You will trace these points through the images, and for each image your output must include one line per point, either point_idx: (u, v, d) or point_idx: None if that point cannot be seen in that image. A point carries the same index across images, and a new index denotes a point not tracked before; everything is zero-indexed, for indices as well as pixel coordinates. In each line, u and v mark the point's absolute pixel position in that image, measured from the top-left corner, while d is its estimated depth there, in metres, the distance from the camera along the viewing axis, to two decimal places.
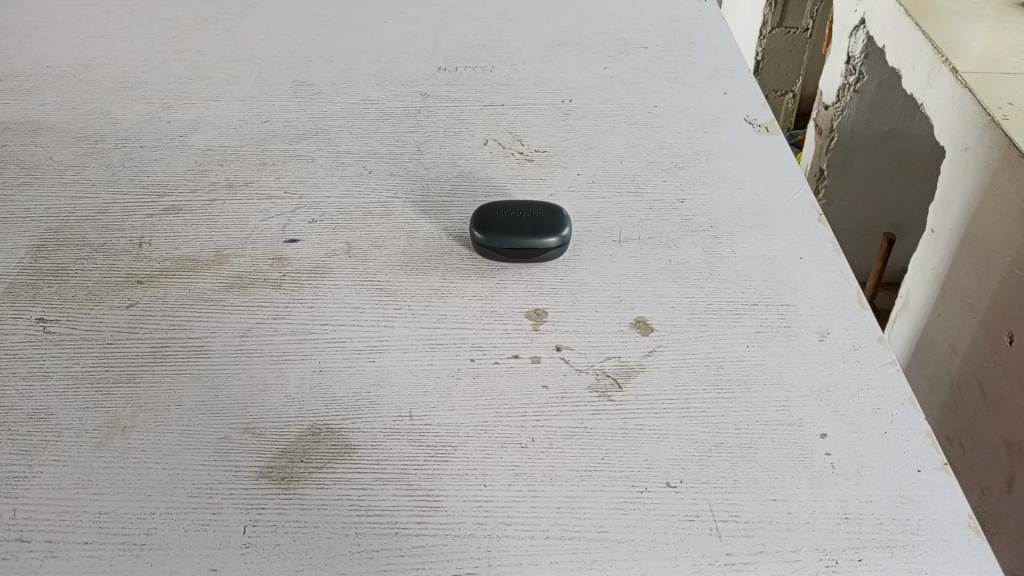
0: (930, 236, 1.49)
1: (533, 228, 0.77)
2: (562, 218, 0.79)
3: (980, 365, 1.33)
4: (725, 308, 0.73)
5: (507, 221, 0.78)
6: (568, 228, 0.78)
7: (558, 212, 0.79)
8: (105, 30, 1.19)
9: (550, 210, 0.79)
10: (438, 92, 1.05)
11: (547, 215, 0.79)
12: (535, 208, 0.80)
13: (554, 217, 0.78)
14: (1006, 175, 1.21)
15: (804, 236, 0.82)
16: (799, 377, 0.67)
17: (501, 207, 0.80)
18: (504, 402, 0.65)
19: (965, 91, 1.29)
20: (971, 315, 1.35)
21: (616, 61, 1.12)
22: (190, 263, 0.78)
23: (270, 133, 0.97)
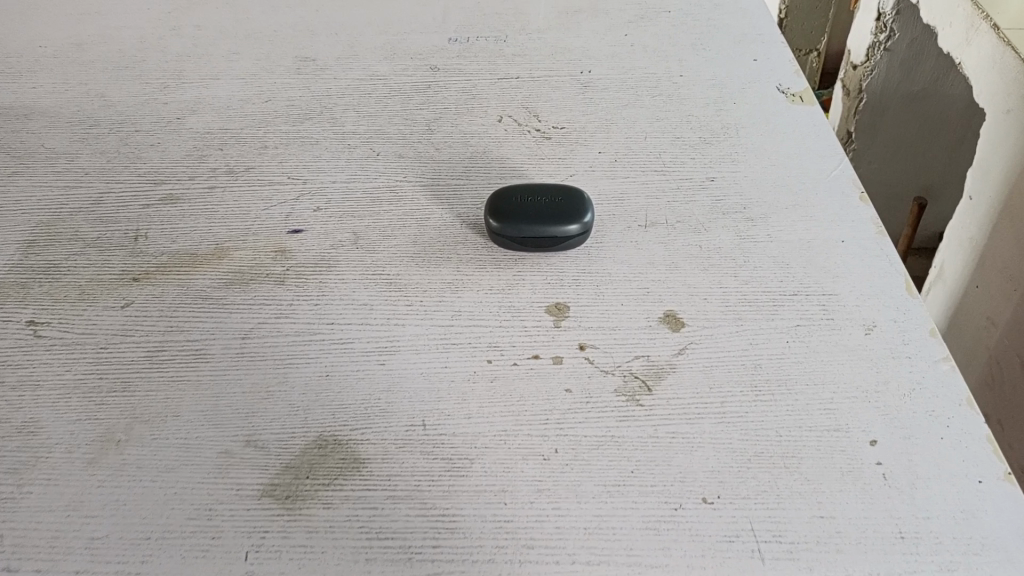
0: (967, 206, 1.42)
1: (554, 216, 0.71)
2: (584, 204, 0.73)
3: (1022, 341, 1.28)
4: (763, 299, 0.68)
5: (526, 208, 0.72)
6: (591, 213, 0.73)
7: (581, 196, 0.74)
8: (100, 5, 1.14)
9: (572, 195, 0.74)
10: (449, 65, 0.99)
11: (568, 200, 0.73)
12: (556, 192, 0.74)
13: (576, 203, 0.73)
14: None
15: (845, 217, 0.75)
16: (843, 377, 0.61)
17: (520, 192, 0.74)
18: (525, 408, 0.60)
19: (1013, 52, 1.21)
20: (1013, 290, 1.29)
21: (637, 28, 1.05)
22: (188, 257, 0.74)
23: (272, 113, 0.92)
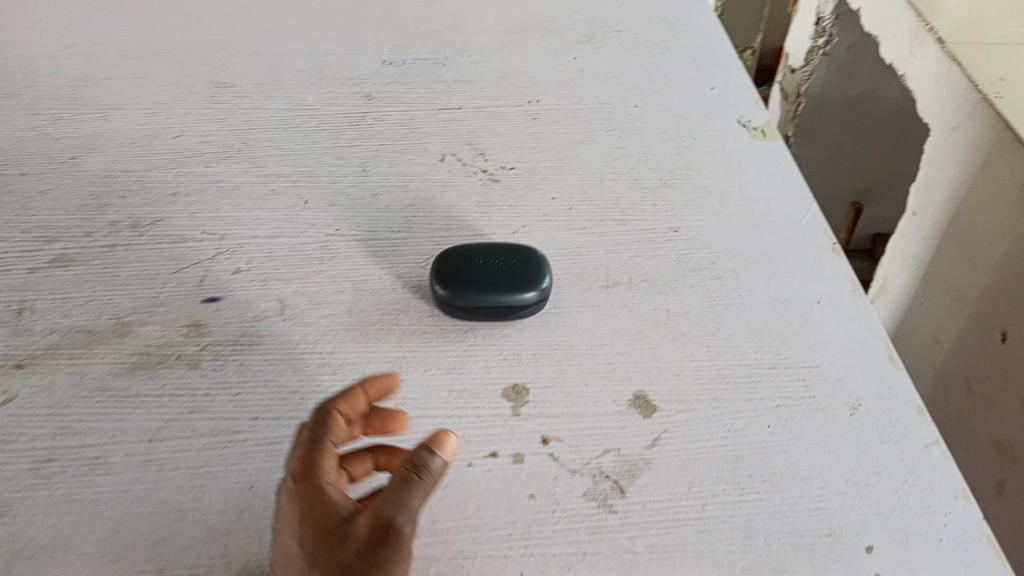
0: (911, 222, 1.34)
1: (504, 282, 0.63)
2: (540, 267, 0.65)
3: (973, 363, 1.19)
4: (739, 374, 0.62)
5: (474, 274, 0.64)
6: (547, 277, 0.65)
7: (537, 258, 0.66)
8: None
9: (526, 256, 0.66)
10: (384, 92, 0.90)
11: (522, 263, 0.65)
12: (508, 253, 0.66)
13: (530, 266, 0.65)
14: (1001, 158, 1.08)
15: (819, 273, 0.69)
16: (831, 468, 0.56)
17: (468, 255, 0.66)
18: (482, 522, 0.53)
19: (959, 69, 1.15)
20: (962, 309, 1.21)
21: (587, 50, 0.98)
22: (83, 336, 0.64)
23: (184, 152, 0.81)
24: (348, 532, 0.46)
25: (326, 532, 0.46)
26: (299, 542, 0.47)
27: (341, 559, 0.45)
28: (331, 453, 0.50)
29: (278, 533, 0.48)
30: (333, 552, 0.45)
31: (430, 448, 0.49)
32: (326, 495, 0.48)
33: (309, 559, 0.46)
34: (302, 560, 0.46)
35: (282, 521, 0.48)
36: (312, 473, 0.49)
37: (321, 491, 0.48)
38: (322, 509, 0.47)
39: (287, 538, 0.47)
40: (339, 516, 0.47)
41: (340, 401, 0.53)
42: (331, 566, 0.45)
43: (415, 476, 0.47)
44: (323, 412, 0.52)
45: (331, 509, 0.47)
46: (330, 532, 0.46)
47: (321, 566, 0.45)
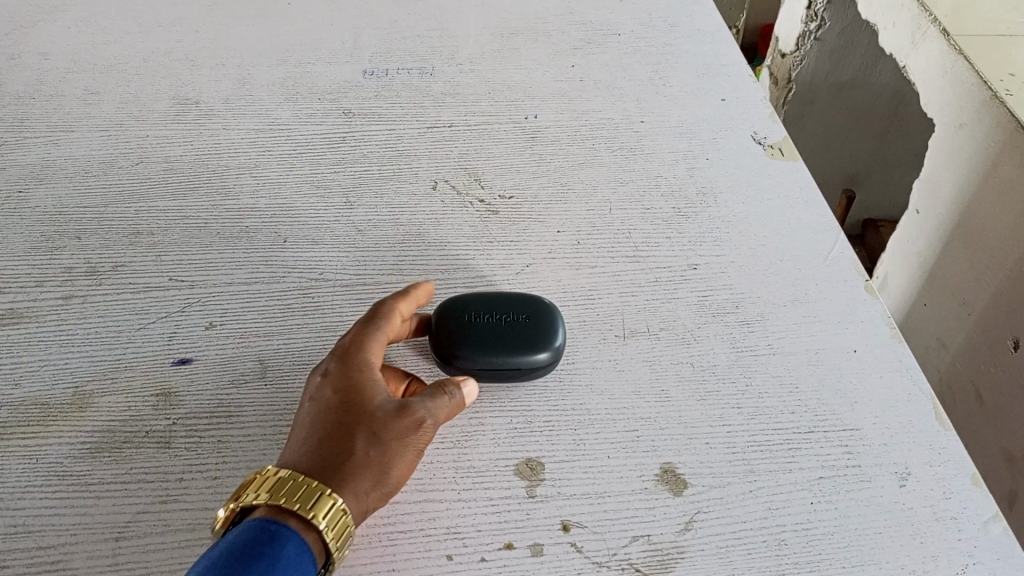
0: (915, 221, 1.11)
1: (514, 342, 0.56)
2: (550, 321, 0.58)
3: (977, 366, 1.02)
4: (774, 441, 0.56)
5: (477, 333, 0.57)
6: (558, 333, 0.58)
7: (546, 309, 0.59)
8: None
9: (534, 308, 0.59)
10: (365, 108, 0.82)
11: (531, 316, 0.58)
12: (513, 303, 0.59)
13: (541, 321, 0.58)
14: (1011, 161, 0.89)
15: (853, 318, 0.64)
16: (884, 553, 0.50)
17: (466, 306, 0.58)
18: None
19: (956, 57, 0.97)
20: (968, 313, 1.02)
21: (585, 56, 0.90)
22: (38, 410, 0.56)
23: (145, 182, 0.73)
24: (386, 408, 0.48)
25: (366, 403, 0.48)
26: (337, 401, 0.48)
27: (377, 425, 0.47)
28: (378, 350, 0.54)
29: (313, 393, 0.50)
30: (367, 420, 0.47)
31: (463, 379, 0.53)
32: (371, 377, 0.50)
33: (343, 420, 0.47)
34: (335, 417, 0.48)
35: (325, 384, 0.50)
36: (364, 357, 0.52)
37: (369, 368, 0.51)
38: (368, 385, 0.50)
39: (322, 398, 0.49)
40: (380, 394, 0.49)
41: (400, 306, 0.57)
42: (361, 432, 0.47)
43: (448, 392, 0.51)
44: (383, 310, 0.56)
45: (375, 388, 0.50)
46: (368, 404, 0.48)
47: (352, 425, 0.47)
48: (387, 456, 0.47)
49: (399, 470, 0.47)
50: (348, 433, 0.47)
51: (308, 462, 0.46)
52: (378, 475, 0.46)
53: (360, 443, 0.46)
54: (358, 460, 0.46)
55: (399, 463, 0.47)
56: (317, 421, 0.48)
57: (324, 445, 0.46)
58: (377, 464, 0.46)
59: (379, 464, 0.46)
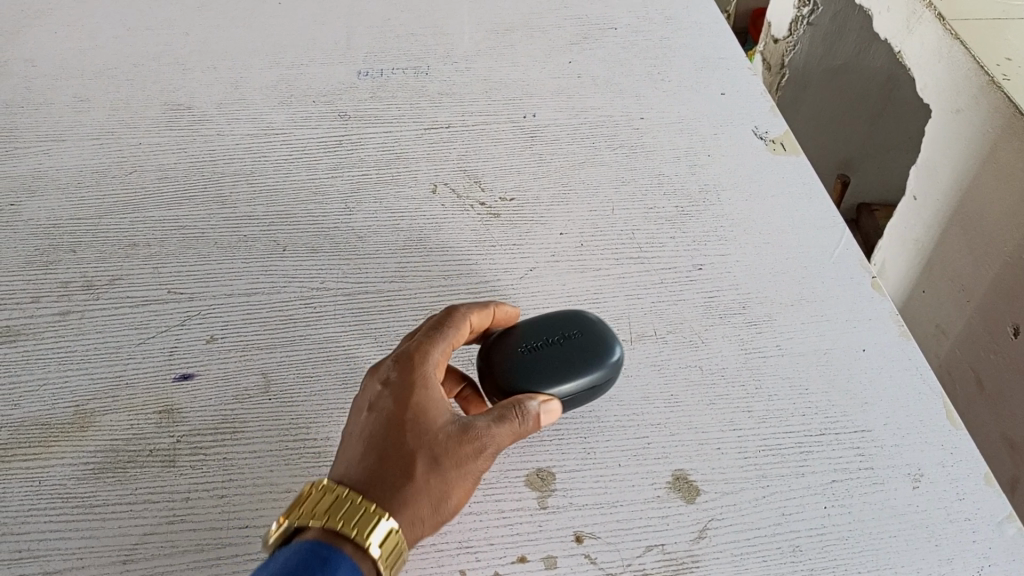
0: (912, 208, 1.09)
1: (570, 365, 0.52)
2: (604, 338, 0.55)
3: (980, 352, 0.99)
4: (786, 444, 0.56)
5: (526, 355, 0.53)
6: (613, 351, 0.55)
7: (598, 326, 0.55)
8: None
9: (585, 325, 0.55)
10: (361, 110, 0.80)
11: (583, 334, 0.55)
12: (563, 322, 0.55)
13: (595, 339, 0.54)
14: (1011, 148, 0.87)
15: (860, 318, 0.64)
16: (899, 556, 0.50)
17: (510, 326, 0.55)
18: None
19: (952, 43, 0.95)
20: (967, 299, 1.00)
21: (581, 52, 0.89)
22: (38, 430, 0.55)
23: (139, 192, 0.72)
24: (451, 430, 0.45)
25: (428, 421, 0.46)
26: (394, 418, 0.46)
27: (439, 450, 0.44)
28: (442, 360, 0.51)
29: (369, 402, 0.47)
30: (430, 442, 0.45)
31: (530, 397, 0.49)
32: (433, 390, 0.48)
33: (402, 439, 0.45)
34: (394, 436, 0.45)
35: (383, 393, 0.47)
36: (427, 368, 0.49)
37: (432, 381, 0.48)
38: (431, 401, 0.47)
39: (378, 411, 0.46)
40: (442, 410, 0.46)
41: (473, 318, 0.54)
42: (422, 455, 0.44)
43: (521, 413, 0.47)
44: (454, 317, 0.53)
45: (437, 403, 0.47)
46: (430, 422, 0.46)
47: (412, 445, 0.44)
48: (446, 482, 0.44)
49: (455, 497, 0.45)
50: (407, 455, 0.44)
51: (363, 484, 0.43)
52: (436, 501, 0.44)
53: (421, 466, 0.44)
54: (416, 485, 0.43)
55: (458, 489, 0.45)
56: (371, 438, 0.45)
57: (380, 466, 0.44)
58: (435, 491, 0.44)
59: (437, 491, 0.44)
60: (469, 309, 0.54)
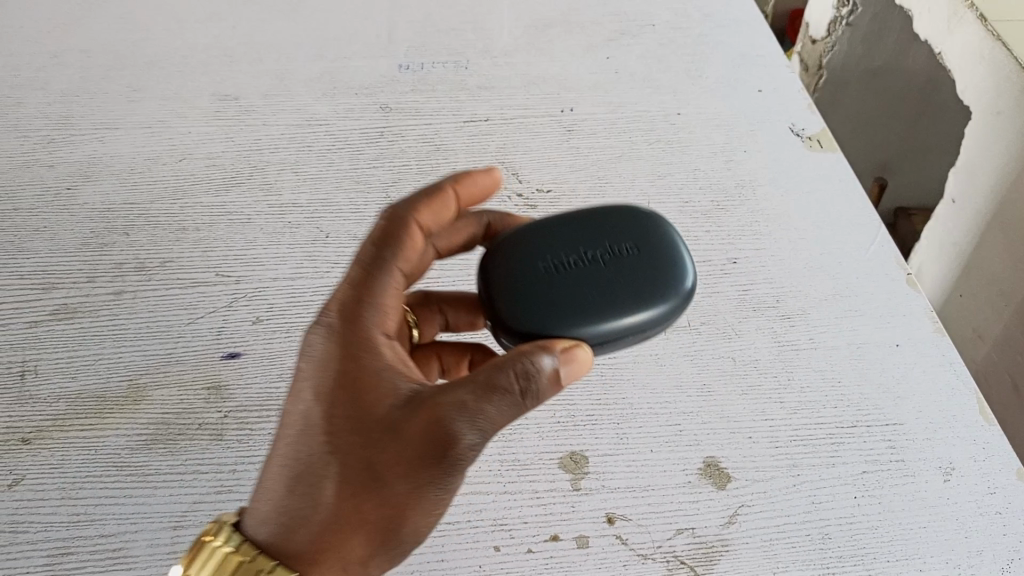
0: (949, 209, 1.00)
1: (636, 288, 0.47)
2: (669, 252, 0.49)
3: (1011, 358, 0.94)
4: (817, 435, 0.56)
5: (577, 276, 0.47)
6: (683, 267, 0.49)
7: (658, 235, 0.49)
8: None
9: (644, 237, 0.49)
10: (403, 103, 0.82)
11: (643, 249, 0.49)
12: (616, 233, 0.49)
13: (658, 254, 0.48)
14: None
15: (895, 313, 0.64)
16: (928, 547, 0.51)
17: (554, 238, 0.49)
18: None
19: (993, 44, 0.89)
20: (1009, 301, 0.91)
21: (619, 48, 0.90)
22: (94, 402, 0.58)
23: (189, 178, 0.74)
24: (394, 426, 0.40)
25: (367, 416, 0.41)
26: (326, 415, 0.42)
27: (371, 458, 0.40)
28: (390, 304, 0.46)
29: (304, 385, 0.43)
30: (368, 447, 0.40)
31: (541, 351, 0.40)
32: (372, 366, 0.42)
33: (337, 442, 0.41)
34: (327, 439, 0.41)
35: (317, 375, 0.43)
36: (366, 336, 0.44)
37: (371, 357, 0.43)
38: (371, 384, 0.42)
39: (311, 403, 0.43)
40: (384, 397, 0.41)
41: (420, 216, 0.48)
42: (360, 463, 0.40)
43: (498, 393, 0.39)
44: (402, 231, 0.47)
45: (381, 386, 0.42)
46: (362, 423, 0.41)
47: (334, 462, 0.41)
48: (390, 489, 0.40)
49: (414, 496, 0.40)
50: (342, 464, 0.41)
51: (297, 499, 0.41)
52: (395, 507, 0.41)
53: (359, 477, 0.40)
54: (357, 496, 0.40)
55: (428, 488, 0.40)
56: (299, 448, 0.42)
57: (313, 478, 0.41)
58: (389, 498, 0.40)
59: (391, 499, 0.40)
60: (419, 204, 0.48)
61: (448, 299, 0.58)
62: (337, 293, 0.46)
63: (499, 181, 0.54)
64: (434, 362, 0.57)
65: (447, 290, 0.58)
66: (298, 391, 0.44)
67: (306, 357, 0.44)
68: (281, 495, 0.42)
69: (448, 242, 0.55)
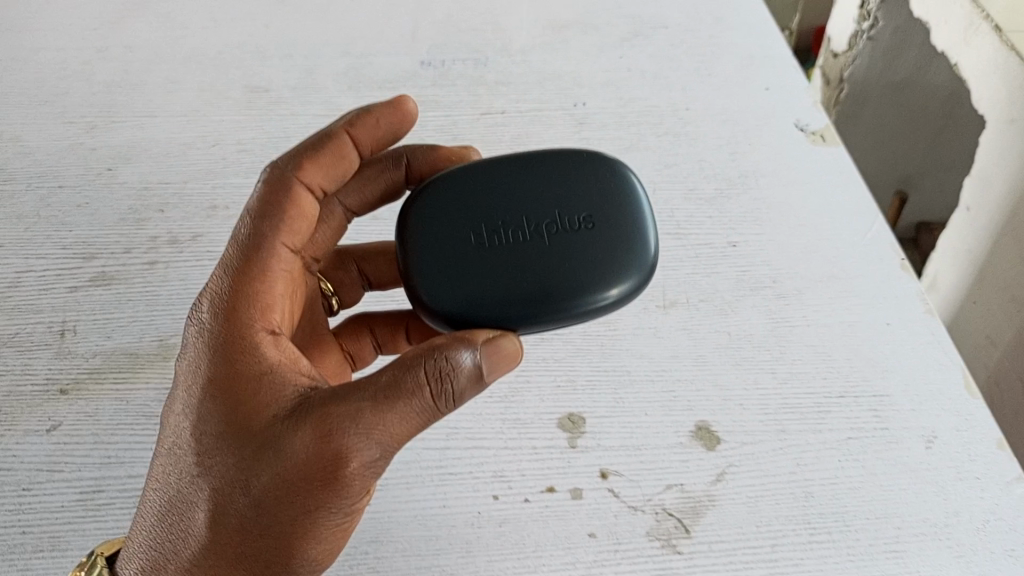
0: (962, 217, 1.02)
1: (594, 267, 0.50)
2: (633, 225, 0.51)
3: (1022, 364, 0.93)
4: (805, 404, 0.59)
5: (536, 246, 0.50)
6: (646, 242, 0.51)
7: (624, 204, 0.51)
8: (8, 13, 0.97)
9: (608, 207, 0.51)
10: (423, 96, 0.87)
11: (606, 220, 0.51)
12: (582, 199, 0.51)
13: (620, 227, 0.51)
14: None
15: (888, 294, 0.66)
16: (907, 509, 0.53)
17: (514, 201, 0.51)
18: (542, 562, 0.51)
19: (1009, 53, 0.89)
20: None
21: (632, 48, 0.93)
22: (126, 359, 0.62)
23: (220, 162, 0.79)
24: (278, 441, 0.41)
25: (251, 427, 0.42)
26: (206, 437, 0.43)
27: (270, 477, 0.41)
28: (276, 289, 0.48)
29: (184, 403, 0.45)
30: (248, 468, 0.41)
31: (455, 349, 0.42)
32: (249, 370, 0.44)
33: (216, 466, 0.42)
34: (207, 462, 0.43)
35: (196, 388, 0.45)
36: (249, 338, 0.45)
37: (254, 360, 0.44)
38: (254, 394, 0.43)
39: (190, 424, 0.44)
40: (270, 405, 0.43)
41: (302, 174, 0.52)
42: (242, 487, 0.41)
43: (397, 396, 0.41)
44: (287, 203, 0.51)
45: (261, 396, 0.43)
46: (253, 438, 0.42)
47: (233, 484, 0.42)
48: (294, 506, 0.41)
49: (318, 511, 0.41)
50: (229, 483, 0.42)
51: (181, 525, 0.43)
52: (278, 536, 0.42)
53: (241, 503, 0.41)
54: (238, 525, 0.42)
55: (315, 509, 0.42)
56: (195, 472, 0.43)
57: (198, 504, 0.43)
58: (270, 526, 0.41)
59: (273, 526, 0.41)
60: (304, 162, 0.52)
61: (365, 252, 0.66)
62: (211, 293, 0.48)
63: (408, 113, 0.58)
64: (366, 330, 0.65)
65: (365, 245, 0.67)
66: (179, 409, 0.45)
67: (187, 366, 0.46)
68: (165, 521, 0.44)
69: (360, 194, 0.63)
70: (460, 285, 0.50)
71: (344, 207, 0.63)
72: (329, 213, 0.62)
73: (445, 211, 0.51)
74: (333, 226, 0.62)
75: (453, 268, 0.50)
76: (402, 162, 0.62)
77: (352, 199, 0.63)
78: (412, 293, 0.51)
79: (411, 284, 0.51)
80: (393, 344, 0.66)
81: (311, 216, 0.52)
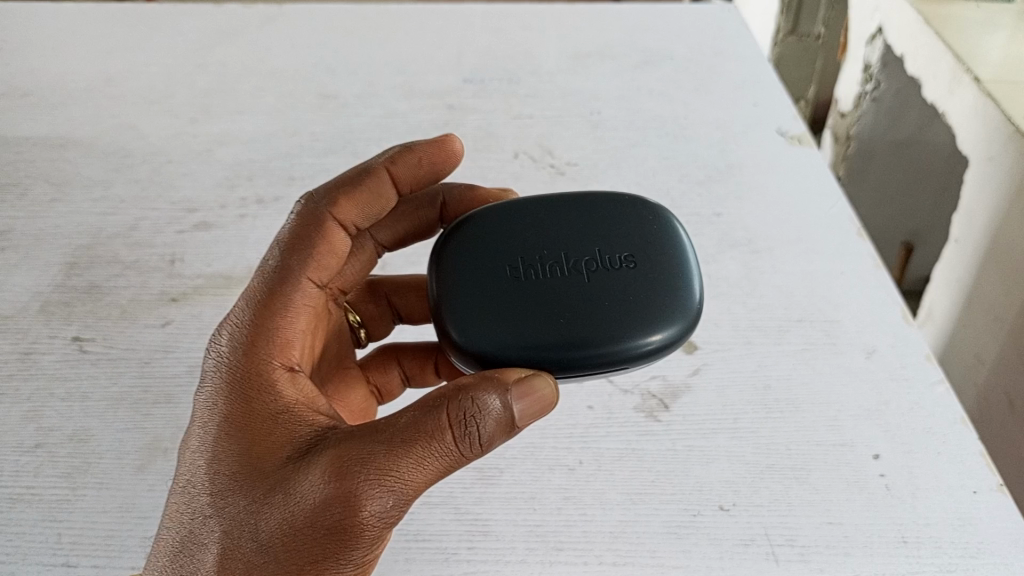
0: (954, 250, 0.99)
1: (637, 304, 0.55)
2: (673, 266, 0.57)
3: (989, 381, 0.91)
4: (770, 325, 0.72)
5: (576, 290, 0.55)
6: (687, 283, 0.57)
7: (663, 247, 0.58)
8: (120, 31, 1.15)
9: (647, 248, 0.58)
10: (465, 104, 1.03)
11: (646, 260, 0.57)
12: (622, 241, 0.58)
13: (658, 267, 0.57)
14: None
15: (845, 251, 0.79)
16: (846, 397, 0.66)
17: (553, 247, 0.58)
18: (549, 422, 0.65)
19: (986, 101, 0.89)
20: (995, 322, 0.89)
21: (643, 71, 1.09)
22: (223, 280, 0.78)
23: (298, 148, 0.96)
24: (290, 481, 0.45)
25: (271, 466, 0.47)
26: (218, 478, 0.47)
27: (284, 516, 0.45)
28: (293, 327, 0.53)
29: (197, 442, 0.49)
30: (261, 510, 0.45)
31: (482, 393, 0.47)
32: (269, 406, 0.49)
33: (227, 507, 0.46)
34: (216, 503, 0.47)
35: (212, 426, 0.49)
36: (267, 376, 0.50)
37: (275, 396, 0.49)
38: (270, 433, 0.48)
39: (203, 463, 0.48)
40: (287, 442, 0.48)
41: (336, 211, 0.59)
42: (251, 531, 0.45)
43: (427, 438, 0.45)
44: (318, 239, 0.57)
45: (275, 436, 0.48)
46: (269, 478, 0.46)
47: (242, 525, 0.45)
48: (307, 550, 0.44)
49: (328, 555, 0.45)
50: (239, 522, 0.46)
51: (185, 571, 0.46)
52: None
53: (247, 548, 0.45)
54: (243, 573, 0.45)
55: (324, 558, 0.45)
56: (204, 513, 0.47)
57: (203, 549, 0.46)
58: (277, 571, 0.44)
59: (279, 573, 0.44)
60: (339, 199, 0.59)
61: (397, 287, 0.74)
62: (231, 326, 0.53)
63: (450, 154, 0.64)
64: (394, 363, 0.72)
65: (399, 278, 0.75)
66: (192, 447, 0.50)
67: (203, 405, 0.51)
68: (171, 565, 0.47)
69: (390, 230, 0.71)
70: (493, 325, 0.55)
71: (375, 241, 0.70)
72: (361, 247, 0.69)
73: (484, 251, 0.58)
74: (363, 260, 0.69)
75: (485, 302, 0.56)
76: (438, 201, 0.70)
77: (385, 233, 0.71)
78: (444, 329, 0.56)
79: (443, 319, 0.56)
80: (421, 377, 0.73)
81: (339, 253, 0.59)
